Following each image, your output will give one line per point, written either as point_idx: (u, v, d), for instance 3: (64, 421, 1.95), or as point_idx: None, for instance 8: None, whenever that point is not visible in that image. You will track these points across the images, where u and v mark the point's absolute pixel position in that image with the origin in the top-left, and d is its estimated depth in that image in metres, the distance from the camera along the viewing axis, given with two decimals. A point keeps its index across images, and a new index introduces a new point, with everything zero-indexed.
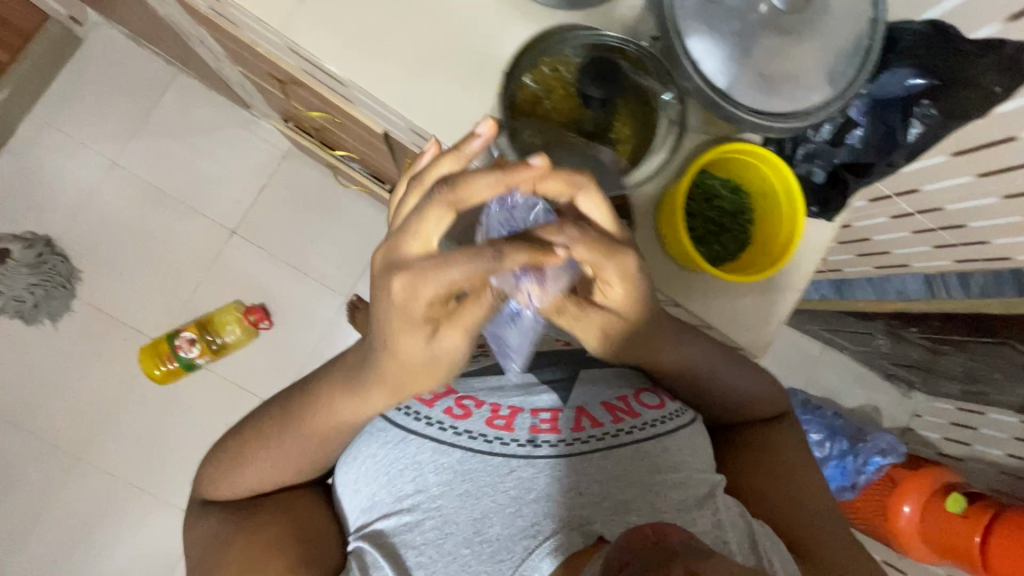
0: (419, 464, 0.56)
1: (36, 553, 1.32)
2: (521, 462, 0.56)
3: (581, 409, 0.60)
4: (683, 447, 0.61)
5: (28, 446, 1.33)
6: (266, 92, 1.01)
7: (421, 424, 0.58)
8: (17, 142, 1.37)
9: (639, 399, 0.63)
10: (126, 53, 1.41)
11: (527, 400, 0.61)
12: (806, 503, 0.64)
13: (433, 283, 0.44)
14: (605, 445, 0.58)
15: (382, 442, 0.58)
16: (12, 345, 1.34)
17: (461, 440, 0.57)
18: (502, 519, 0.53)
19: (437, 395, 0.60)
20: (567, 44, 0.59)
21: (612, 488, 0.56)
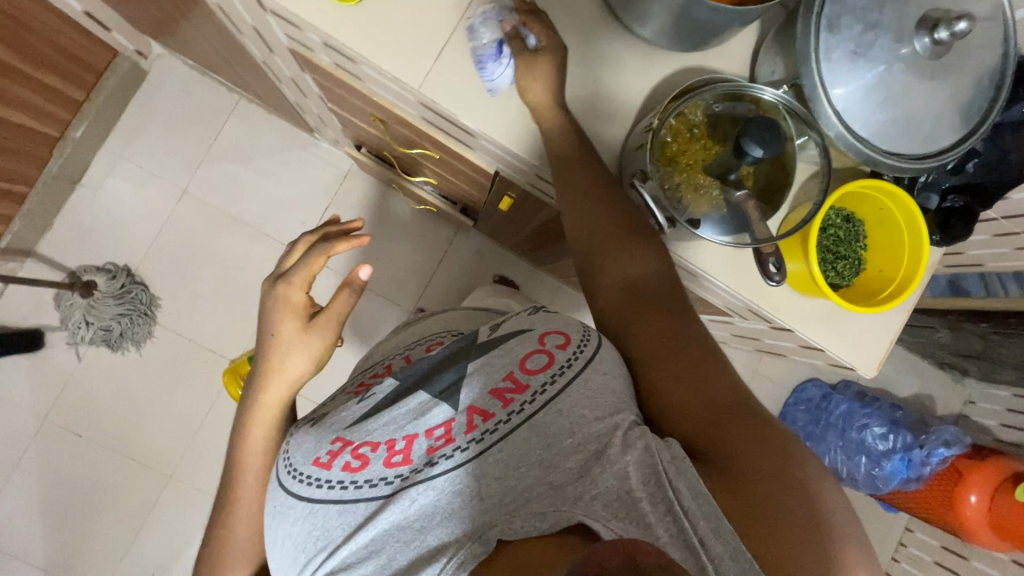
0: (331, 532, 0.55)
1: (135, 568, 1.39)
2: (419, 488, 0.53)
3: (470, 409, 0.57)
4: (579, 401, 0.55)
5: (124, 468, 1.40)
6: (349, 123, 1.04)
7: (323, 490, 0.56)
8: (91, 176, 1.41)
9: (524, 368, 0.58)
10: (190, 82, 1.44)
11: (419, 423, 0.57)
12: (729, 411, 0.54)
13: (300, 279, 0.73)
14: (499, 437, 0.54)
15: (295, 519, 0.57)
16: (101, 371, 1.40)
17: (364, 491, 0.55)
18: (411, 552, 0.51)
19: (334, 453, 0.57)
20: (702, 94, 0.60)
21: (511, 480, 0.52)
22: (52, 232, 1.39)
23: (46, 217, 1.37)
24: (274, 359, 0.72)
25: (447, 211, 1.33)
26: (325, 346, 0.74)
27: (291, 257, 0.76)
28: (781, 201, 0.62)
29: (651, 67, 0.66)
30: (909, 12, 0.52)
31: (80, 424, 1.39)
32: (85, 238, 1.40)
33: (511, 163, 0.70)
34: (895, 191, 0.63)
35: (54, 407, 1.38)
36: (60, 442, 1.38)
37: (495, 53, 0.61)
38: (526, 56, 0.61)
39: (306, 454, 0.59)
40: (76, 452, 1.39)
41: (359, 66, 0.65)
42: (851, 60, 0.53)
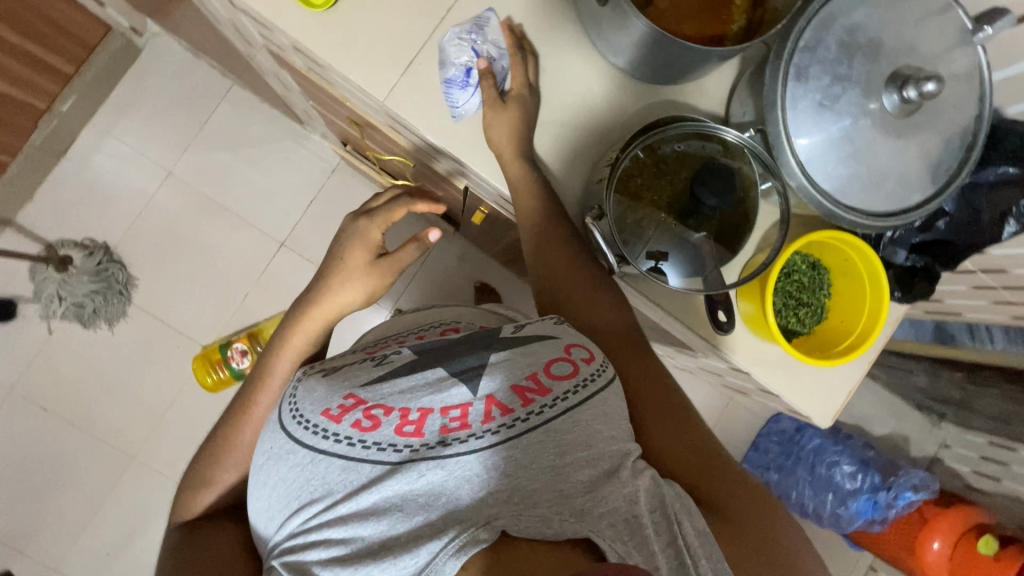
0: (327, 487, 0.52)
1: (90, 546, 1.38)
2: (430, 465, 0.50)
3: (490, 399, 0.55)
4: (597, 417, 0.54)
5: (86, 445, 1.39)
6: (332, 122, 1.03)
7: (328, 442, 0.54)
8: (76, 150, 1.40)
9: (548, 372, 0.57)
10: (183, 64, 1.43)
11: (437, 399, 0.56)
12: (712, 458, 0.58)
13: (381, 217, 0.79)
14: (514, 432, 0.52)
15: (291, 465, 0.54)
16: (71, 347, 1.39)
17: (369, 454, 0.52)
18: (409, 526, 0.48)
19: (346, 408, 0.56)
20: (669, 130, 0.59)
21: (521, 479, 0.50)
22: (33, 203, 1.38)
23: (28, 188, 1.36)
24: (332, 285, 0.76)
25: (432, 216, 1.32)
26: (378, 287, 0.79)
27: (380, 199, 0.83)
28: (741, 245, 0.61)
29: (627, 96, 0.65)
30: (880, 66, 0.51)
31: (46, 399, 1.38)
32: (65, 213, 1.39)
33: (478, 182, 0.69)
34: (849, 241, 0.62)
35: (22, 379, 1.38)
36: (24, 416, 1.37)
37: (461, 75, 0.61)
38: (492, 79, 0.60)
39: (315, 403, 0.57)
40: (40, 426, 1.38)
41: (328, 72, 0.64)
42: (816, 111, 0.52)
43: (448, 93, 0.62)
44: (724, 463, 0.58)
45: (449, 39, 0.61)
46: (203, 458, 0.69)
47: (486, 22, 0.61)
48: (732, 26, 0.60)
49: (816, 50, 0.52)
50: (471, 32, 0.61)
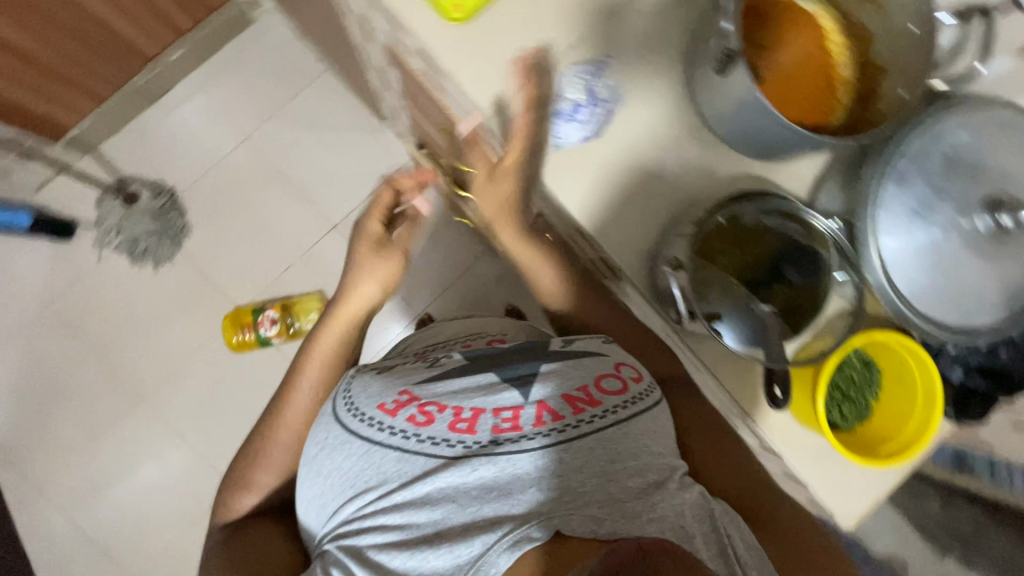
0: (383, 476, 0.63)
1: (86, 471, 1.43)
2: (483, 460, 0.60)
3: (542, 405, 0.65)
4: (646, 430, 0.65)
5: (103, 374, 1.44)
6: (419, 124, 1.07)
7: (384, 434, 0.65)
8: (169, 98, 1.48)
9: (598, 387, 0.67)
10: (285, 41, 1.51)
11: (489, 401, 0.66)
12: (761, 478, 0.68)
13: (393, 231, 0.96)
14: (564, 437, 0.62)
15: (349, 454, 0.65)
16: (114, 278, 1.44)
17: (425, 447, 0.63)
18: (461, 517, 0.57)
19: (400, 404, 0.67)
20: (756, 202, 0.62)
21: (572, 481, 0.59)
22: (115, 138, 1.45)
23: (117, 123, 1.44)
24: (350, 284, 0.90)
25: (483, 232, 1.35)
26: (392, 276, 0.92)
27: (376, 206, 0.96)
28: (804, 325, 0.61)
29: (719, 163, 0.67)
30: (977, 189, 0.53)
31: (79, 322, 1.44)
32: (143, 153, 1.46)
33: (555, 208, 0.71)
34: (898, 341, 0.63)
35: (61, 299, 1.43)
36: (55, 332, 1.43)
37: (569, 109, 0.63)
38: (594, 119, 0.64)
39: (371, 399, 0.69)
40: (64, 346, 1.43)
41: (443, 80, 0.68)
42: (908, 216, 0.54)
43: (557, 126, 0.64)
44: (773, 493, 0.67)
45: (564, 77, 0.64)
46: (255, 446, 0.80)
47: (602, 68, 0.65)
48: (830, 120, 0.64)
49: (919, 161, 0.54)
50: (585, 71, 0.64)
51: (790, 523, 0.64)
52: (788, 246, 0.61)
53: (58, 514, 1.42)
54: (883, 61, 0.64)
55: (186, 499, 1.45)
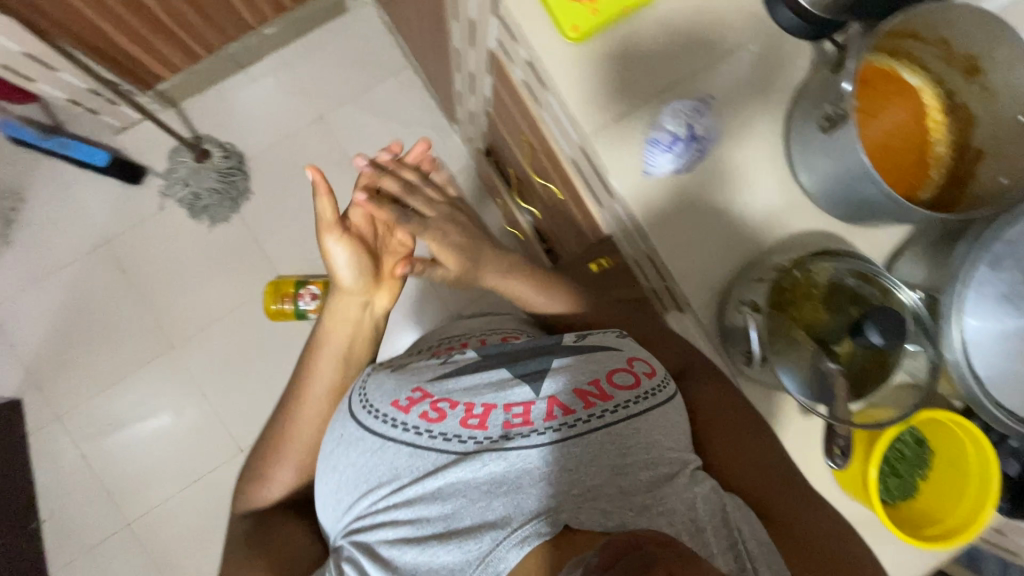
0: (395, 472, 0.61)
1: (105, 408, 1.46)
2: (492, 455, 0.59)
3: (552, 400, 0.63)
4: (657, 427, 0.64)
5: (141, 319, 1.48)
6: (495, 131, 1.11)
7: (396, 431, 0.63)
8: (256, 68, 1.54)
9: (609, 381, 0.66)
10: (375, 33, 1.57)
11: (500, 397, 0.65)
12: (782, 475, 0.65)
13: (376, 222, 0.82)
14: (577, 432, 0.61)
15: (363, 450, 0.63)
16: (170, 228, 1.49)
17: (436, 443, 0.61)
18: (473, 513, 0.56)
19: (413, 401, 0.65)
20: (835, 260, 0.63)
21: (582, 475, 0.58)
22: (198, 96, 1.51)
23: (203, 83, 1.50)
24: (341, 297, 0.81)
25: (530, 245, 1.38)
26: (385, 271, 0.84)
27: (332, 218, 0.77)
28: (869, 390, 0.61)
29: (797, 217, 0.69)
30: None
31: (129, 263, 1.48)
32: (221, 115, 1.52)
33: (629, 233, 0.73)
34: (947, 417, 0.63)
35: (116, 239, 1.48)
36: (104, 269, 1.48)
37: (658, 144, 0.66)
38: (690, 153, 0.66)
39: (385, 395, 0.66)
40: (110, 285, 1.48)
41: (547, 94, 0.70)
42: (996, 301, 0.54)
43: (653, 151, 0.66)
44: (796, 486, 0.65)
45: (670, 108, 0.66)
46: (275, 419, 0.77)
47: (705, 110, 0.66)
48: (918, 195, 0.65)
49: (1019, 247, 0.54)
50: (690, 106, 0.66)
51: (807, 512, 0.63)
52: (863, 307, 0.61)
53: (71, 445, 1.45)
54: (982, 147, 0.65)
55: (195, 454, 1.47)
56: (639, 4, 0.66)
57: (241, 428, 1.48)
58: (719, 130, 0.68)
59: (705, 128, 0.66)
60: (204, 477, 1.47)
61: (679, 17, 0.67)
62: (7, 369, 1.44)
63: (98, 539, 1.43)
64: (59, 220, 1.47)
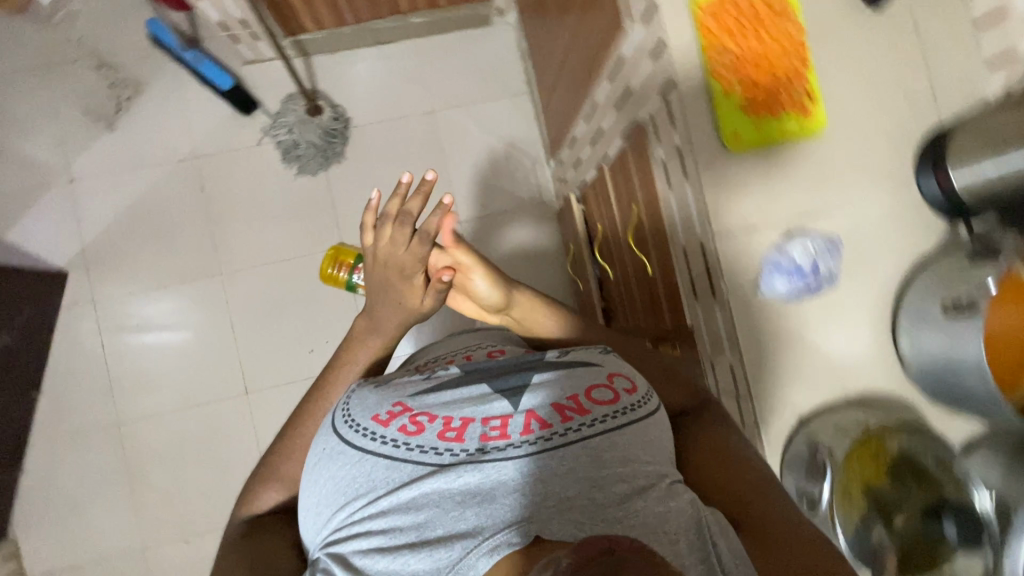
0: (372, 484, 0.58)
1: (138, 309, 1.50)
2: (466, 466, 0.56)
3: (530, 412, 0.60)
4: (636, 442, 0.59)
5: (201, 238, 1.52)
6: (600, 186, 1.14)
7: (375, 444, 0.60)
8: (388, 47, 1.60)
9: (588, 396, 0.62)
10: (507, 52, 1.62)
11: (478, 409, 0.61)
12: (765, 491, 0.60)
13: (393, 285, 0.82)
14: (552, 445, 0.57)
15: (341, 463, 0.60)
16: (259, 165, 1.54)
17: (412, 455, 0.58)
18: (445, 523, 0.53)
19: (393, 414, 0.62)
20: (911, 435, 0.65)
21: (556, 487, 0.55)
22: (329, 55, 1.57)
23: (337, 46, 1.56)
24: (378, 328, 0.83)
25: (587, 295, 1.41)
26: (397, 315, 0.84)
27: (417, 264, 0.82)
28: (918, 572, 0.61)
29: (885, 375, 0.70)
30: None
31: (209, 184, 1.53)
32: (341, 78, 1.57)
33: (717, 334, 0.75)
34: None
35: (206, 157, 1.53)
36: (184, 181, 1.52)
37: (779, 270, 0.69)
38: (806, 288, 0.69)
39: (366, 410, 0.63)
40: (186, 198, 1.52)
41: (685, 183, 0.73)
42: None
43: (773, 273, 0.68)
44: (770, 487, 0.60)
45: (802, 238, 0.69)
46: (314, 402, 0.78)
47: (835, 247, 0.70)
48: None
49: None
50: (821, 244, 0.69)
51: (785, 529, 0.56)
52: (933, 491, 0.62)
53: (94, 333, 1.48)
54: None
55: (203, 380, 1.50)
56: (798, 134, 0.70)
57: (255, 372, 1.51)
58: (839, 273, 0.70)
59: (828, 268, 0.69)
60: (203, 405, 1.49)
61: (830, 155, 0.71)
62: (64, 244, 1.48)
63: (87, 429, 1.46)
64: (163, 123, 1.53)
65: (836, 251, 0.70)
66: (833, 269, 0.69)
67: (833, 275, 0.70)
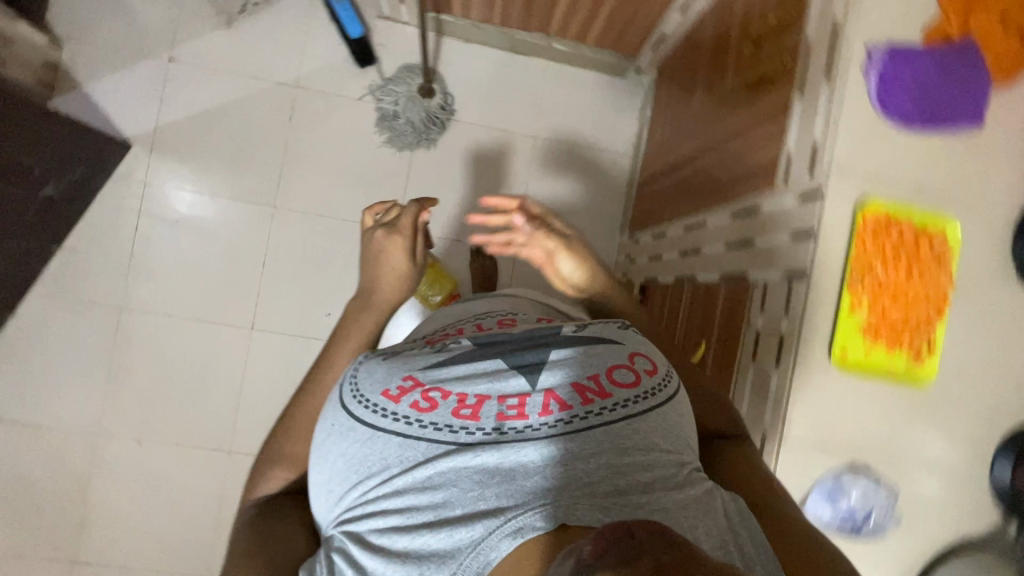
0: (386, 463, 0.54)
1: (185, 206, 1.48)
2: (482, 451, 0.52)
3: (548, 393, 0.55)
4: (654, 429, 0.55)
5: (271, 166, 1.50)
6: (672, 294, 1.13)
7: (387, 421, 0.55)
8: (520, 57, 1.56)
9: (609, 377, 0.57)
10: (630, 110, 1.59)
11: (494, 386, 0.56)
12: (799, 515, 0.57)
13: (382, 258, 0.83)
14: (574, 428, 0.54)
15: (352, 441, 0.56)
16: (353, 119, 1.52)
17: (427, 433, 0.54)
18: (463, 502, 0.51)
19: (404, 389, 0.56)
20: None
21: (576, 468, 0.52)
22: (462, 42, 1.54)
23: (473, 38, 1.53)
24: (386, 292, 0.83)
25: None
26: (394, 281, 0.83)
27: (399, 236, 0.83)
28: None
29: None
30: None
31: (299, 116, 1.50)
32: (465, 68, 1.54)
33: None
34: None
35: (307, 90, 1.50)
36: (277, 103, 1.50)
37: (823, 495, 0.69)
38: (850, 531, 0.69)
39: (375, 383, 0.57)
40: (271, 121, 1.50)
41: (772, 370, 0.72)
42: None
43: (828, 505, 0.69)
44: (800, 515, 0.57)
45: (873, 488, 0.68)
46: None
47: (899, 516, 0.69)
48: None
49: None
50: (886, 503, 0.68)
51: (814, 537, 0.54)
52: None
53: (134, 213, 1.47)
54: None
55: (218, 298, 1.49)
56: (907, 380, 0.68)
57: (268, 312, 1.50)
58: (886, 524, 0.69)
59: (880, 525, 0.69)
60: (209, 321, 1.48)
61: (929, 408, 0.69)
62: (142, 117, 1.46)
63: (92, 299, 1.45)
64: (280, 43, 1.50)
65: (894, 516, 0.69)
66: (884, 530, 0.69)
67: (880, 534, 0.70)
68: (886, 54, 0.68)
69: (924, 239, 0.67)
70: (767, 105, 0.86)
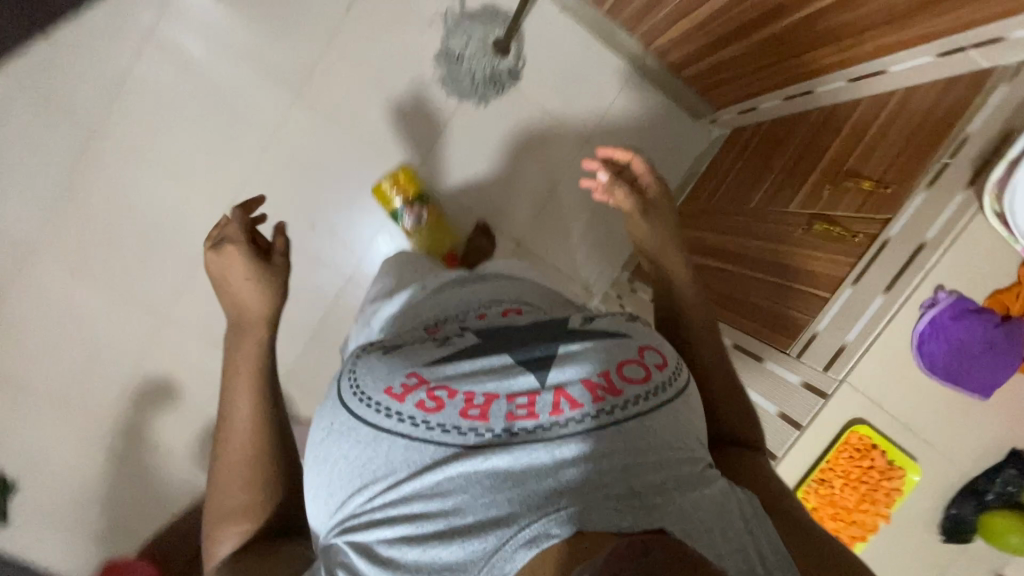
0: (392, 468, 0.50)
1: (199, 53, 1.32)
2: (488, 455, 0.49)
3: (559, 390, 0.52)
4: (664, 425, 0.52)
5: (308, 52, 1.35)
6: None
7: (392, 422, 0.51)
8: (608, 53, 1.44)
9: (620, 372, 0.54)
10: (687, 155, 1.51)
11: (502, 384, 0.53)
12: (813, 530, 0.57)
13: (229, 284, 0.67)
14: (593, 427, 0.50)
15: (354, 442, 0.52)
16: (414, 40, 1.38)
17: (434, 435, 0.50)
18: (475, 509, 0.47)
19: (408, 387, 0.53)
20: None
21: (593, 476, 0.48)
22: (557, 11, 1.40)
23: (570, 12, 1.40)
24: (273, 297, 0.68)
25: None
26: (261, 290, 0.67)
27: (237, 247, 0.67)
28: None
29: None
30: None
31: (357, 11, 1.34)
32: (549, 39, 1.41)
33: None
34: None
35: None
36: None
37: None
38: None
39: (378, 380, 0.54)
40: (326, 2, 1.33)
41: None
42: None
43: None
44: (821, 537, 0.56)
45: None
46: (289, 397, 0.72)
47: None
48: None
49: None
50: None
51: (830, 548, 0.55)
52: None
53: (142, 34, 1.30)
54: None
55: (201, 163, 1.37)
56: None
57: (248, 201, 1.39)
58: None
59: None
60: (184, 183, 1.37)
61: None
62: None
63: (61, 108, 1.30)
64: None
65: None
66: None
67: None
68: (952, 305, 0.70)
69: (888, 473, 0.73)
70: (823, 263, 0.84)
